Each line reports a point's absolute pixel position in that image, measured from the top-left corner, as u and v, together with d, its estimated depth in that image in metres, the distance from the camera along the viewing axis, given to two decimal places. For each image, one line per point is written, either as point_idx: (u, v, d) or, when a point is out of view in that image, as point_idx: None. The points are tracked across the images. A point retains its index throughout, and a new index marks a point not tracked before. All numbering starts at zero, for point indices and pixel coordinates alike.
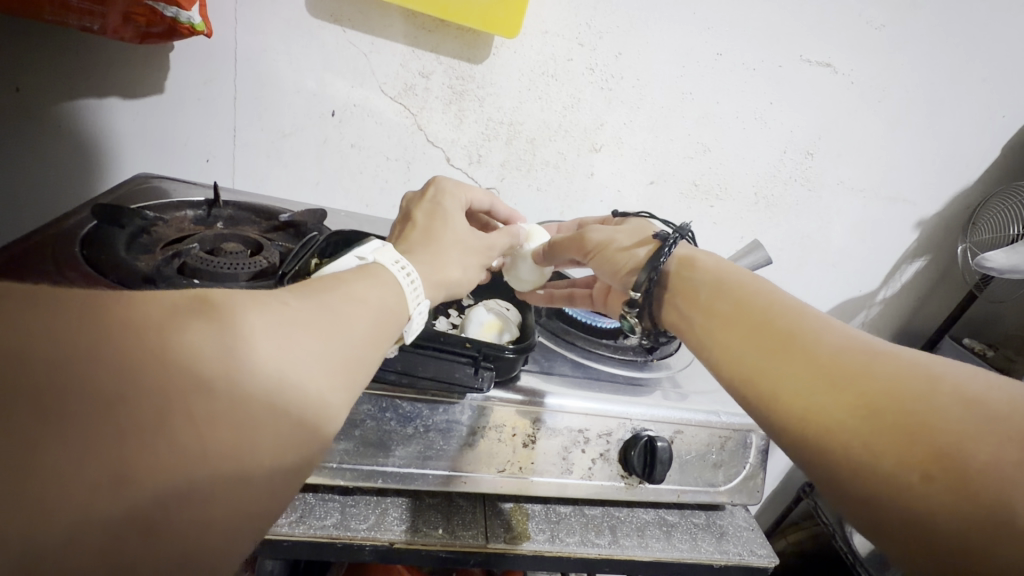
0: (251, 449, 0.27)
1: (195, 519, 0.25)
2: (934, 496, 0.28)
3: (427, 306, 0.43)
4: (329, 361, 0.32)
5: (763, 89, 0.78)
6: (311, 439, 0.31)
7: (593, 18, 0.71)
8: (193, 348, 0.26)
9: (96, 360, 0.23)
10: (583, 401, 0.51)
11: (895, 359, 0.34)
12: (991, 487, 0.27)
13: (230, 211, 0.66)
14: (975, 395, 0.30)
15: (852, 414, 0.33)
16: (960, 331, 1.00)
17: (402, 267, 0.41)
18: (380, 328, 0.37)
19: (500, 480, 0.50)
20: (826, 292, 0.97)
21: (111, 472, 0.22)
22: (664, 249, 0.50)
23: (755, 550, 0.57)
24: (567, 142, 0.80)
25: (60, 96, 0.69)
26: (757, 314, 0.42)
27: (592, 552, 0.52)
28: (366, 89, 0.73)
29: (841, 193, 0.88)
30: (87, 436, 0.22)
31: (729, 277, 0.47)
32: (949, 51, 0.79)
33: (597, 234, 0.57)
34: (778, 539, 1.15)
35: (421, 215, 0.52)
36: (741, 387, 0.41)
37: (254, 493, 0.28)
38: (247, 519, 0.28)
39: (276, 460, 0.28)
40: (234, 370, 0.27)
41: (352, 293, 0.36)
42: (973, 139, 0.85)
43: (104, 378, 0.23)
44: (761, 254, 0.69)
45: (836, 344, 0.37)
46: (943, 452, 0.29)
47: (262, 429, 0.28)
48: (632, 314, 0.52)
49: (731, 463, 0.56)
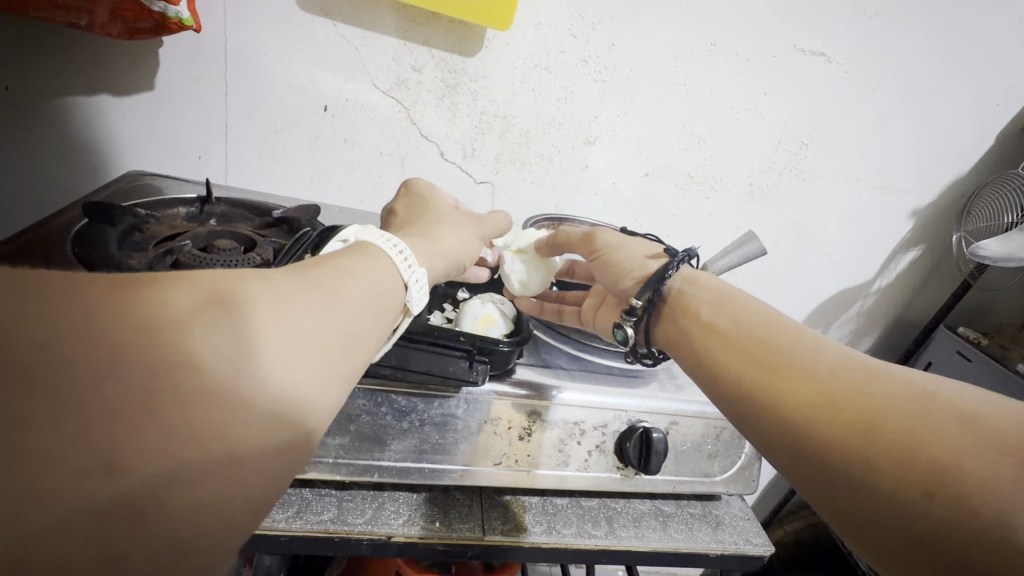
0: (246, 441, 0.26)
1: (185, 508, 0.24)
2: (933, 510, 0.28)
3: (423, 275, 0.42)
4: (324, 350, 0.31)
5: (757, 80, 0.78)
6: (305, 432, 0.29)
7: (586, 9, 0.71)
8: (191, 335, 0.25)
9: (92, 345, 0.23)
10: (580, 394, 0.51)
11: (892, 377, 0.35)
12: (990, 508, 0.27)
13: (223, 208, 0.66)
14: (971, 411, 0.31)
15: (849, 429, 0.33)
16: (954, 320, 1.00)
17: (393, 243, 0.41)
18: (374, 306, 0.36)
19: (497, 472, 0.51)
20: (821, 283, 0.98)
21: (98, 459, 0.22)
22: (671, 265, 0.51)
23: (751, 539, 0.57)
24: (561, 134, 0.80)
25: (49, 94, 0.68)
26: (754, 334, 0.43)
27: (589, 543, 0.52)
28: (358, 83, 0.72)
29: (835, 183, 0.88)
30: (75, 421, 0.22)
31: (730, 294, 0.48)
32: (944, 39, 0.78)
33: (609, 235, 0.57)
34: (775, 529, 1.16)
35: (402, 207, 0.54)
36: (739, 408, 0.41)
37: (249, 486, 0.27)
38: (239, 512, 0.26)
39: (269, 449, 0.27)
40: (232, 359, 0.26)
41: (344, 274, 0.35)
42: (967, 128, 0.85)
43: (97, 355, 0.23)
44: (757, 244, 0.68)
45: (834, 362, 0.38)
46: (945, 473, 0.29)
47: (256, 419, 0.27)
48: (629, 322, 0.52)
49: (726, 454, 0.56)
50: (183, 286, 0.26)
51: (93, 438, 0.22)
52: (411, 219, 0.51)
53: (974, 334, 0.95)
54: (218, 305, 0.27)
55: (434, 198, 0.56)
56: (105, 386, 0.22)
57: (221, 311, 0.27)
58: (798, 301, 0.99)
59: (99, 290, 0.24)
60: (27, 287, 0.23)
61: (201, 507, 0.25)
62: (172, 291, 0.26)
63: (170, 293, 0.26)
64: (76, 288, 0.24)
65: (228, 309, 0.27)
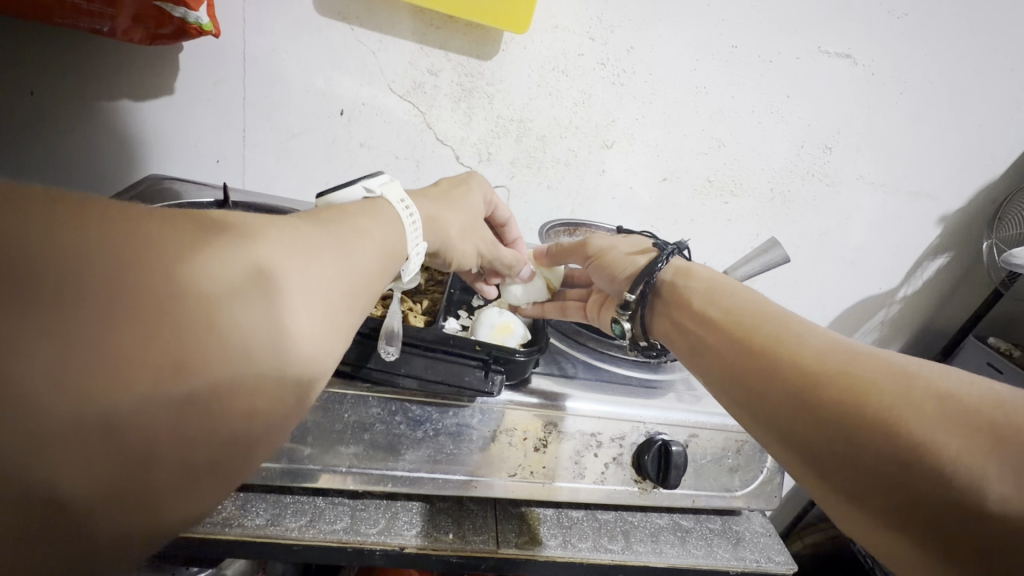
0: (265, 372, 0.27)
1: (208, 440, 0.25)
2: (912, 480, 0.29)
3: (423, 250, 0.43)
4: (336, 300, 0.31)
5: (780, 81, 0.76)
6: (315, 375, 0.30)
7: (605, 12, 0.70)
8: (220, 275, 0.25)
9: (125, 281, 0.22)
10: (596, 405, 0.50)
11: (876, 358, 0.34)
12: (964, 479, 0.27)
13: (241, 212, 0.66)
14: (950, 390, 0.31)
15: (839, 411, 0.33)
16: (984, 330, 0.97)
17: (406, 206, 0.41)
18: (383, 260, 0.37)
19: (512, 484, 0.50)
20: (843, 291, 0.95)
21: (136, 385, 0.22)
22: (658, 259, 0.51)
23: (772, 557, 0.55)
24: (578, 138, 0.79)
25: (73, 99, 0.69)
26: (748, 317, 0.42)
27: (605, 558, 0.51)
28: (375, 87, 0.72)
29: (860, 188, 0.85)
30: (103, 364, 0.21)
31: (725, 284, 0.48)
32: (979, 38, 0.76)
33: (601, 239, 0.58)
34: (793, 540, 1.13)
35: (445, 182, 0.53)
36: (731, 390, 0.40)
37: (265, 423, 0.28)
38: (259, 447, 0.28)
39: (290, 391, 0.28)
40: (256, 295, 0.27)
41: (357, 226, 0.36)
42: (1000, 133, 0.83)
43: (122, 286, 0.22)
44: (780, 252, 0.66)
45: (820, 347, 0.37)
46: (920, 448, 0.29)
47: (276, 362, 0.27)
48: (625, 317, 0.52)
49: (748, 468, 0.55)
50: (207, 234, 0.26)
51: (100, 398, 0.21)
52: (441, 196, 0.50)
53: (1006, 345, 0.91)
54: (235, 244, 0.27)
55: (477, 191, 0.54)
56: (129, 329, 0.22)
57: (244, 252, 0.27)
58: (820, 309, 0.97)
59: (125, 222, 0.24)
60: (51, 209, 0.22)
61: (227, 434, 0.26)
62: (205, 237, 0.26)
63: (197, 235, 0.26)
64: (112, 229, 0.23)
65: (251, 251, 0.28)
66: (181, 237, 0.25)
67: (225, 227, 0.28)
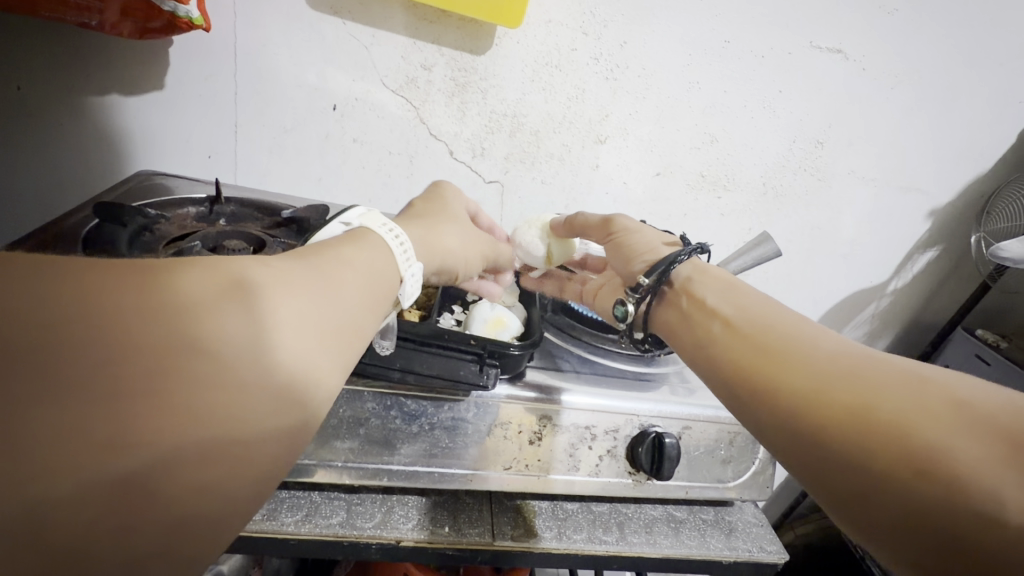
0: (244, 413, 0.26)
1: (185, 488, 0.24)
2: (928, 493, 0.29)
3: (419, 269, 0.42)
4: (322, 330, 0.31)
5: (772, 77, 0.77)
6: (304, 411, 0.30)
7: (598, 6, 0.70)
8: (201, 313, 0.26)
9: (99, 336, 0.23)
10: (591, 398, 0.51)
11: (887, 364, 0.35)
12: (979, 488, 0.28)
13: (232, 208, 0.66)
14: (964, 397, 0.31)
15: (845, 419, 0.33)
16: (973, 322, 0.99)
17: (391, 230, 0.41)
18: (373, 289, 0.36)
19: (507, 477, 0.50)
20: (834, 284, 0.96)
21: (106, 434, 0.22)
22: (682, 253, 0.51)
23: (765, 546, 0.56)
24: (572, 133, 0.79)
25: (61, 93, 0.69)
26: (758, 320, 0.43)
27: (599, 549, 0.51)
28: (367, 82, 0.72)
29: (851, 182, 0.86)
30: (77, 412, 0.22)
31: (739, 284, 0.48)
32: (969, 32, 0.76)
33: (627, 220, 0.58)
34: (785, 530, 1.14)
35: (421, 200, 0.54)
36: (737, 390, 0.41)
37: (248, 467, 0.27)
38: (247, 493, 0.27)
39: (275, 431, 0.28)
40: (239, 327, 0.27)
41: (342, 257, 0.36)
42: (989, 127, 0.83)
43: (96, 338, 0.23)
44: (772, 245, 0.66)
45: (831, 351, 0.38)
46: (934, 453, 0.29)
47: (258, 401, 0.27)
48: (633, 299, 0.52)
49: (741, 459, 0.55)
50: (192, 271, 0.26)
51: (72, 440, 0.21)
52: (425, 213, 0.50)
53: (994, 337, 0.93)
54: (219, 277, 0.27)
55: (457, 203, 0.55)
56: (104, 377, 0.23)
57: (230, 287, 0.27)
58: (811, 302, 0.98)
59: (107, 276, 0.24)
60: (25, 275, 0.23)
61: (208, 479, 0.25)
62: (187, 274, 0.26)
63: (179, 276, 0.26)
64: (84, 282, 0.24)
65: (238, 286, 0.28)
66: (160, 276, 0.26)
67: (210, 261, 0.28)
